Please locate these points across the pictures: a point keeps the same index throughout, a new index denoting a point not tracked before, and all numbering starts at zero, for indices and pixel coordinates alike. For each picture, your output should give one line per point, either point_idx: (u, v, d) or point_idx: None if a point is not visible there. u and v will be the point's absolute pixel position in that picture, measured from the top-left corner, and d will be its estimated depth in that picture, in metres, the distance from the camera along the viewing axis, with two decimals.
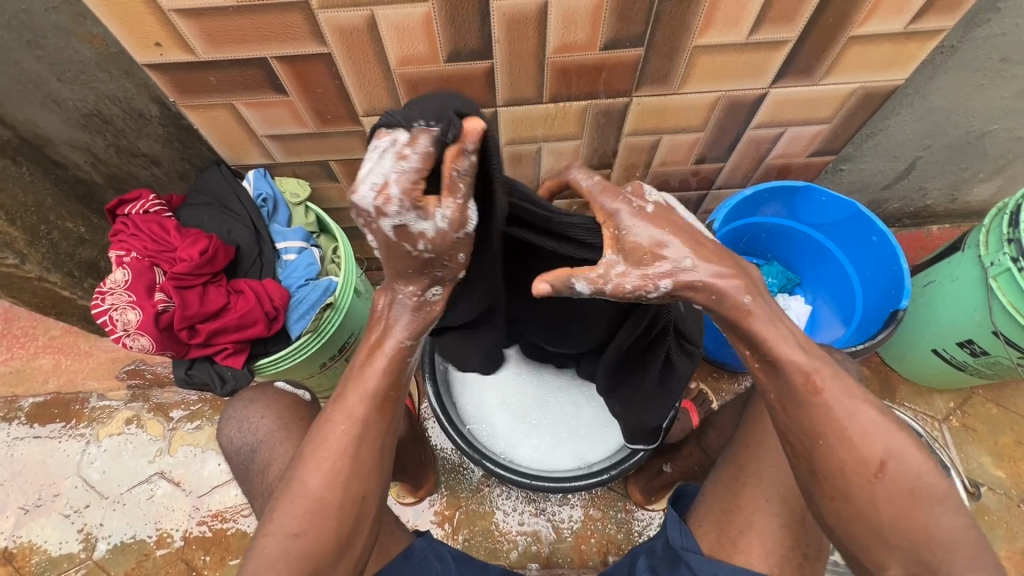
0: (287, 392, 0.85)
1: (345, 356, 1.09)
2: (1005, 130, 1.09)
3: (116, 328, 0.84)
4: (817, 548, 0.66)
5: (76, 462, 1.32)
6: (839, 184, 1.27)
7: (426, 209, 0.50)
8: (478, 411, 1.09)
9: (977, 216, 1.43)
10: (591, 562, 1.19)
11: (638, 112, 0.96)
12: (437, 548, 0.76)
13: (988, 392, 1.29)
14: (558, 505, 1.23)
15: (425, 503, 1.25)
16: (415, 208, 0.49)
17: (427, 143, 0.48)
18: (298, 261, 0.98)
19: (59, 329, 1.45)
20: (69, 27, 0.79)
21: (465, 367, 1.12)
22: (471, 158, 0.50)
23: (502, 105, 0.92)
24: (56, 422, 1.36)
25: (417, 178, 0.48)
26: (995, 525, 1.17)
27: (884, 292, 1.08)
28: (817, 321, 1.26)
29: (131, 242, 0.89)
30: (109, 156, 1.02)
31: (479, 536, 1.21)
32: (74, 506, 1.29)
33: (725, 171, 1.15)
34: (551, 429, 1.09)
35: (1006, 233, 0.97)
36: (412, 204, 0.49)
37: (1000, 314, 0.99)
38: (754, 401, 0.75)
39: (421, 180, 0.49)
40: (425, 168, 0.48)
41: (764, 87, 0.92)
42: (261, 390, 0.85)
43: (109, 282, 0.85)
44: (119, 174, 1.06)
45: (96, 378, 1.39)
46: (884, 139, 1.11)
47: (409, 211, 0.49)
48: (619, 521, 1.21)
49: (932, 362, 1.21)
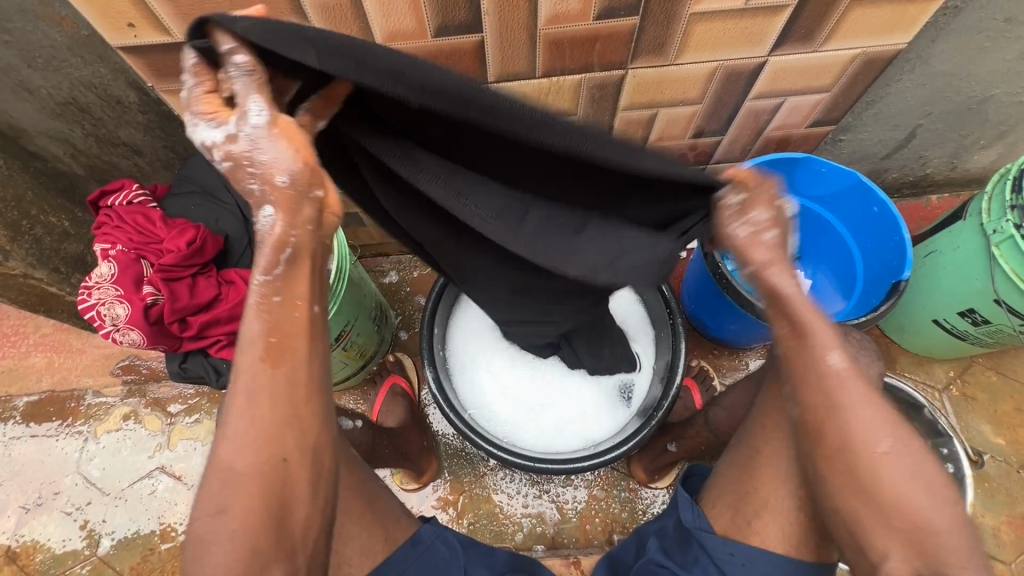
0: None
1: (342, 345, 1.08)
2: (1007, 94, 1.07)
3: (104, 323, 0.82)
4: None
5: (75, 460, 1.31)
6: (839, 155, 1.24)
7: (211, 116, 0.51)
8: (479, 396, 1.09)
9: (976, 183, 1.41)
10: (596, 541, 1.19)
11: (633, 85, 0.93)
12: (444, 533, 0.75)
13: (988, 360, 1.29)
14: (562, 486, 1.23)
15: (428, 489, 1.24)
16: (213, 124, 0.50)
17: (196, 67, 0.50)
18: None
19: (49, 326, 1.42)
20: (36, 9, 0.75)
21: (462, 354, 1.11)
22: (237, 58, 0.47)
23: (493, 81, 0.89)
24: (52, 420, 1.34)
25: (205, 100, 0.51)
26: (995, 491, 1.18)
27: (886, 263, 1.07)
28: (816, 294, 1.25)
29: (115, 234, 0.86)
30: (88, 147, 0.98)
31: (484, 520, 1.21)
32: (76, 504, 1.28)
33: (723, 144, 1.13)
34: (553, 412, 1.08)
35: (1009, 200, 0.96)
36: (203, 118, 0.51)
37: (1002, 282, 0.98)
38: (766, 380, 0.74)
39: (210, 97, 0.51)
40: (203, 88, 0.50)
41: (763, 56, 0.90)
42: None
43: (95, 276, 0.83)
44: (101, 165, 1.03)
45: (91, 374, 1.37)
46: (884, 107, 1.08)
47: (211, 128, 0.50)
48: (623, 500, 1.22)
49: (934, 333, 1.20)
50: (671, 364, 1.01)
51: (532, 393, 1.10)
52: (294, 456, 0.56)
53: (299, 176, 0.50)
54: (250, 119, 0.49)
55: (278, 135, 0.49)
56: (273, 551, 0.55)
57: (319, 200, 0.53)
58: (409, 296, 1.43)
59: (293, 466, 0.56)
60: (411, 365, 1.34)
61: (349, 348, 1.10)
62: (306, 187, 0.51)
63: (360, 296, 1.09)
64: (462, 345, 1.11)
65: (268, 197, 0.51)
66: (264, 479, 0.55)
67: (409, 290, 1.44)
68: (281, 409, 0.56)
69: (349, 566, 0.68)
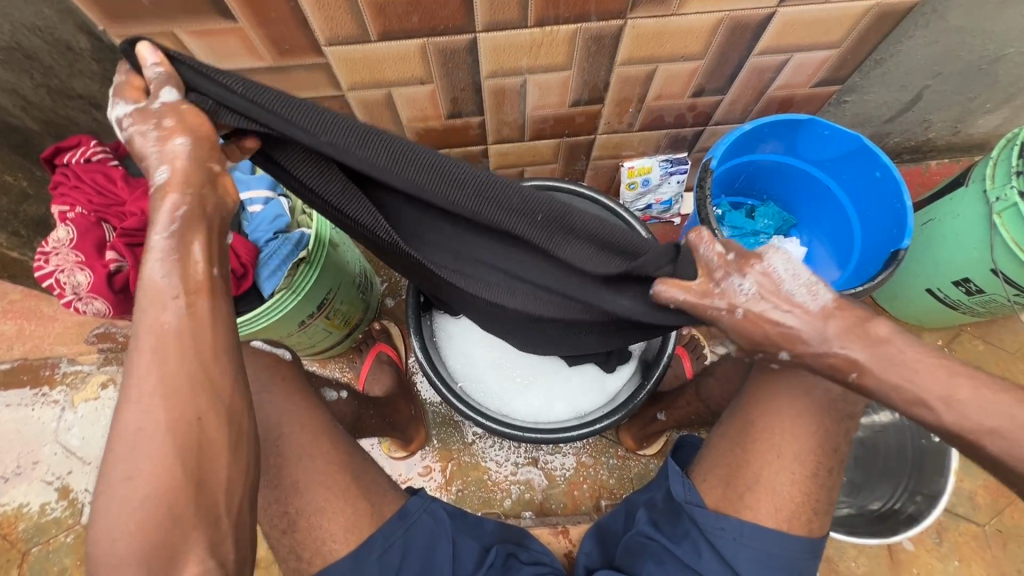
0: (266, 350, 0.78)
1: (324, 314, 1.04)
2: (1020, 53, 1.02)
3: (64, 291, 0.76)
4: (826, 501, 0.64)
5: (53, 429, 1.28)
6: (841, 118, 1.19)
7: (128, 96, 0.53)
8: (467, 368, 1.07)
9: (977, 149, 1.38)
10: (583, 507, 1.20)
11: (632, 37, 0.87)
12: (431, 505, 0.73)
13: (976, 329, 1.30)
14: (550, 454, 1.23)
15: (416, 456, 1.24)
16: (131, 100, 0.53)
17: (122, 71, 0.54)
18: (266, 212, 0.89)
19: (17, 293, 1.36)
20: None
21: (450, 327, 1.08)
22: (157, 68, 0.53)
23: (481, 30, 0.82)
24: (26, 389, 1.30)
25: (123, 88, 0.54)
26: None
27: (885, 232, 1.03)
28: (811, 262, 1.23)
29: (73, 195, 0.80)
30: (41, 99, 0.90)
31: (472, 487, 1.21)
32: (56, 473, 1.25)
33: (724, 104, 1.07)
34: (542, 384, 1.07)
35: (1015, 165, 0.93)
36: (121, 96, 0.53)
37: (1001, 251, 0.96)
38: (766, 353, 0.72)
39: (132, 86, 0.54)
40: (126, 81, 0.54)
41: (772, 6, 0.83)
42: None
43: (52, 241, 0.77)
44: (57, 120, 0.95)
45: (65, 343, 1.33)
46: (893, 66, 1.03)
47: (127, 103, 0.53)
48: (611, 467, 1.23)
49: (925, 302, 1.20)
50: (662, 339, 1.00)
51: (521, 372, 1.07)
52: (209, 415, 0.51)
53: (199, 144, 0.53)
54: (163, 99, 0.52)
55: (191, 112, 0.53)
56: (212, 518, 0.51)
57: (216, 173, 0.54)
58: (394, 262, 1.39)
59: (209, 427, 0.51)
60: (398, 333, 1.31)
61: (332, 317, 1.06)
62: (203, 157, 0.53)
63: (342, 262, 1.04)
64: (451, 328, 1.08)
65: (165, 160, 0.51)
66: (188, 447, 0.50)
67: None
68: (190, 367, 0.51)
69: (332, 541, 0.66)
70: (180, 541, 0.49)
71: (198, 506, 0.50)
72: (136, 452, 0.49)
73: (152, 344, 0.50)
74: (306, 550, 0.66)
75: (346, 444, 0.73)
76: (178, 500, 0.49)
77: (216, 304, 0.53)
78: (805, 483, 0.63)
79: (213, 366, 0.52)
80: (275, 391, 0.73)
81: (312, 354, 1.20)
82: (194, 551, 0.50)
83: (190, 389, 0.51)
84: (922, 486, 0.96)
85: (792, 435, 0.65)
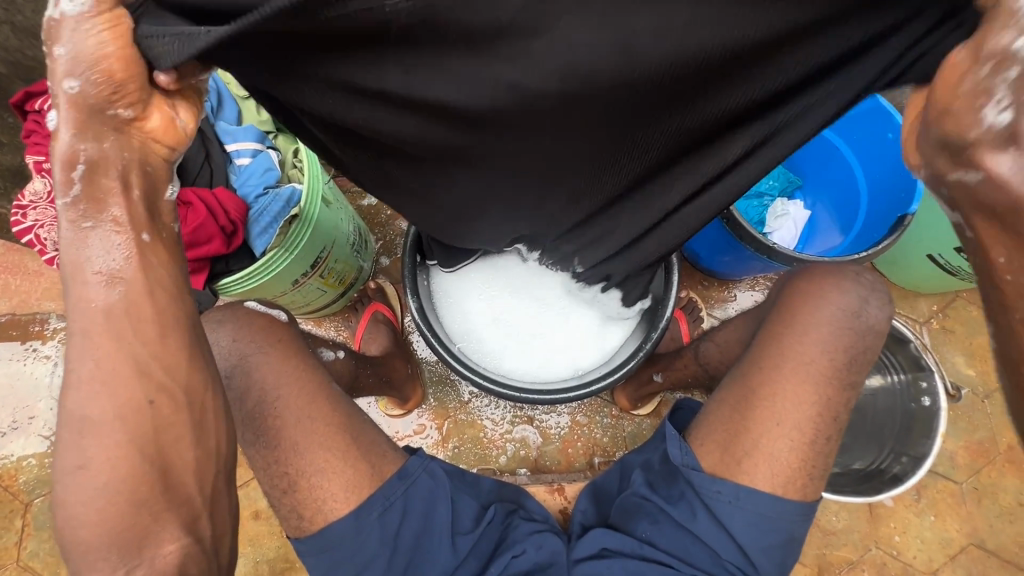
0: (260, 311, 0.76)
1: (318, 272, 1.02)
2: None
3: (45, 247, 0.73)
4: (822, 468, 0.65)
5: (47, 384, 1.27)
6: None
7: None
8: (466, 328, 1.06)
9: None
10: (577, 464, 1.23)
11: None
12: (430, 464, 0.73)
13: (971, 295, 1.31)
14: (546, 413, 1.25)
15: (413, 414, 1.25)
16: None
17: None
18: (255, 165, 0.85)
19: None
20: None
21: (448, 286, 1.06)
22: None
23: None
24: (16, 345, 1.29)
25: None
26: (959, 419, 1.23)
27: (893, 195, 1.01)
28: (812, 227, 1.20)
29: (48, 144, 0.75)
30: (5, 39, 0.84)
31: (469, 444, 1.24)
32: (53, 427, 1.25)
33: None
34: (541, 343, 1.06)
35: None
36: None
37: None
38: (767, 323, 0.71)
39: None
40: None
41: None
42: (225, 308, 0.77)
43: (28, 194, 0.73)
44: (25, 62, 0.89)
45: (52, 298, 1.31)
46: None
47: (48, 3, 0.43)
48: (605, 426, 1.25)
49: (924, 268, 1.20)
50: (660, 300, 1.00)
51: (526, 329, 1.06)
52: (161, 398, 0.51)
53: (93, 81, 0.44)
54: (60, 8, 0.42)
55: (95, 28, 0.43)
56: (183, 502, 0.53)
57: (125, 119, 0.47)
58: (389, 219, 1.37)
59: (163, 409, 0.51)
60: (394, 292, 1.31)
61: (326, 275, 1.05)
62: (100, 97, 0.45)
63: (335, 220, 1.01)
64: (451, 284, 1.06)
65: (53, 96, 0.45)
66: (131, 425, 0.50)
67: (388, 212, 1.38)
68: (130, 350, 0.50)
69: (333, 501, 0.67)
70: (157, 522, 0.51)
71: (167, 492, 0.52)
72: (87, 437, 0.49)
73: (86, 322, 0.49)
74: (307, 510, 0.67)
75: (344, 406, 0.73)
76: (145, 486, 0.50)
77: (151, 274, 0.51)
78: (804, 450, 0.64)
79: (163, 347, 0.51)
80: (271, 353, 0.72)
81: (307, 312, 1.19)
82: (170, 530, 0.52)
83: (141, 375, 0.50)
84: (907, 449, 0.98)
85: (795, 403, 0.65)
